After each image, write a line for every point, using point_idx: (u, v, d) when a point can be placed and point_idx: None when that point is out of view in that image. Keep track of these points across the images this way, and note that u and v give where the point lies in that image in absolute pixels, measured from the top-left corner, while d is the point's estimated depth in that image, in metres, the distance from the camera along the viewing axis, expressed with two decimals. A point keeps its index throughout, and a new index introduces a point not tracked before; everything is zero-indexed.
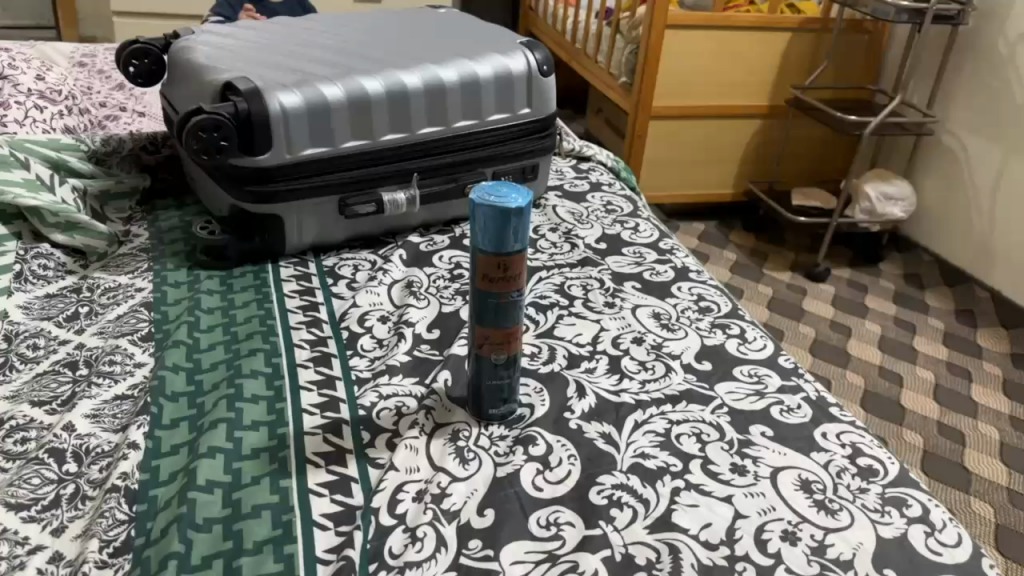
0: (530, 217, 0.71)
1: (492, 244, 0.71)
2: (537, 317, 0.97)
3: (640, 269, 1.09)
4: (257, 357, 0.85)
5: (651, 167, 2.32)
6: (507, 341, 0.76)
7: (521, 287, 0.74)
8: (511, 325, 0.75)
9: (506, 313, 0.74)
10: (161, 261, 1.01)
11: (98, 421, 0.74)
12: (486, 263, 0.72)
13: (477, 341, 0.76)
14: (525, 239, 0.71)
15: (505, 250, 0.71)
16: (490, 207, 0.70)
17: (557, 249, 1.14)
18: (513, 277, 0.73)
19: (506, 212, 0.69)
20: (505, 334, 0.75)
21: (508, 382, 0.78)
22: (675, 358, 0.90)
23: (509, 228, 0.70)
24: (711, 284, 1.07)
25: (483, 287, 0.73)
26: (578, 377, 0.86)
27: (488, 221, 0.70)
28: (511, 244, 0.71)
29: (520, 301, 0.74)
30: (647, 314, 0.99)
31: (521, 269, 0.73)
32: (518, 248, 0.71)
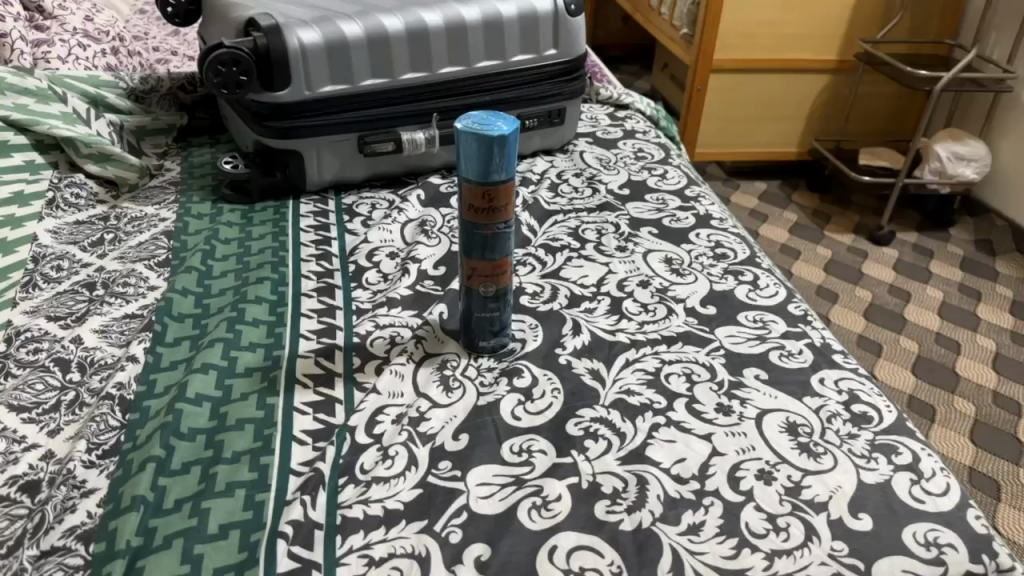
0: (515, 145, 0.71)
1: (477, 174, 0.71)
2: (545, 258, 0.97)
3: (660, 215, 1.07)
4: (264, 285, 0.87)
5: (708, 123, 2.26)
6: (497, 274, 0.76)
7: (508, 218, 0.74)
8: (501, 257, 0.75)
9: (493, 244, 0.74)
10: (188, 194, 1.05)
11: (106, 335, 0.78)
12: (474, 194, 0.72)
13: (466, 273, 0.76)
14: (511, 168, 0.72)
15: (490, 180, 0.71)
16: (474, 136, 0.69)
17: (578, 194, 1.12)
18: (500, 208, 0.73)
19: (491, 140, 0.69)
20: (495, 267, 0.76)
21: (497, 314, 0.78)
22: (678, 302, 0.89)
23: (492, 158, 0.70)
24: (732, 231, 1.04)
25: (470, 217, 0.73)
26: (575, 316, 0.86)
27: (472, 151, 0.70)
28: (496, 173, 0.71)
29: (509, 232, 0.75)
30: (659, 259, 0.97)
31: (508, 198, 0.73)
32: (504, 177, 0.72)
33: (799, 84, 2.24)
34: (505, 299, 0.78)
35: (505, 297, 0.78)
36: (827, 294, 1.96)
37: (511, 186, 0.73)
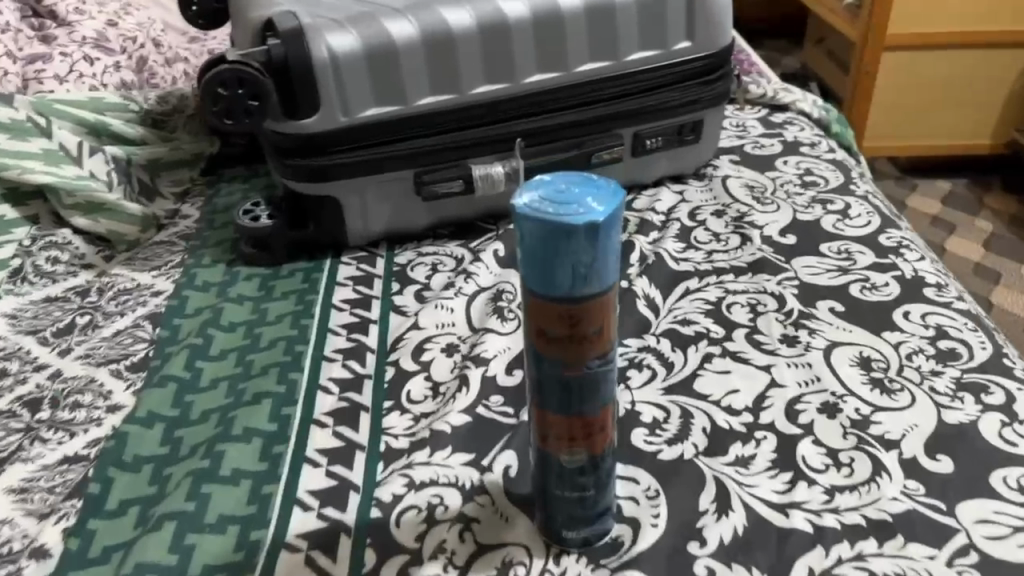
0: (614, 235, 0.41)
1: (550, 285, 0.42)
2: (671, 356, 0.66)
3: (846, 279, 0.74)
4: (262, 406, 0.60)
5: (881, 111, 1.83)
6: (588, 435, 0.46)
7: (607, 349, 0.44)
8: (597, 408, 0.45)
9: (580, 393, 0.44)
10: (198, 253, 0.80)
11: (24, 500, 0.55)
12: (548, 316, 0.42)
13: (538, 429, 0.47)
14: (608, 273, 0.42)
15: (573, 295, 0.42)
16: (545, 227, 0.40)
17: (720, 244, 0.79)
18: (593, 336, 0.43)
19: (574, 232, 0.40)
20: (586, 424, 0.46)
21: (592, 492, 0.48)
22: (889, 449, 0.56)
23: (577, 260, 0.40)
24: (961, 308, 0.70)
25: (541, 347, 0.44)
26: (719, 474, 0.55)
27: (542, 249, 0.41)
28: (583, 284, 0.41)
29: (608, 371, 0.45)
30: (849, 362, 0.64)
31: (607, 318, 0.43)
32: (598, 290, 0.42)
33: (1001, 62, 1.77)
34: (606, 468, 0.48)
35: (608, 463, 0.48)
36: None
37: (611, 299, 0.43)
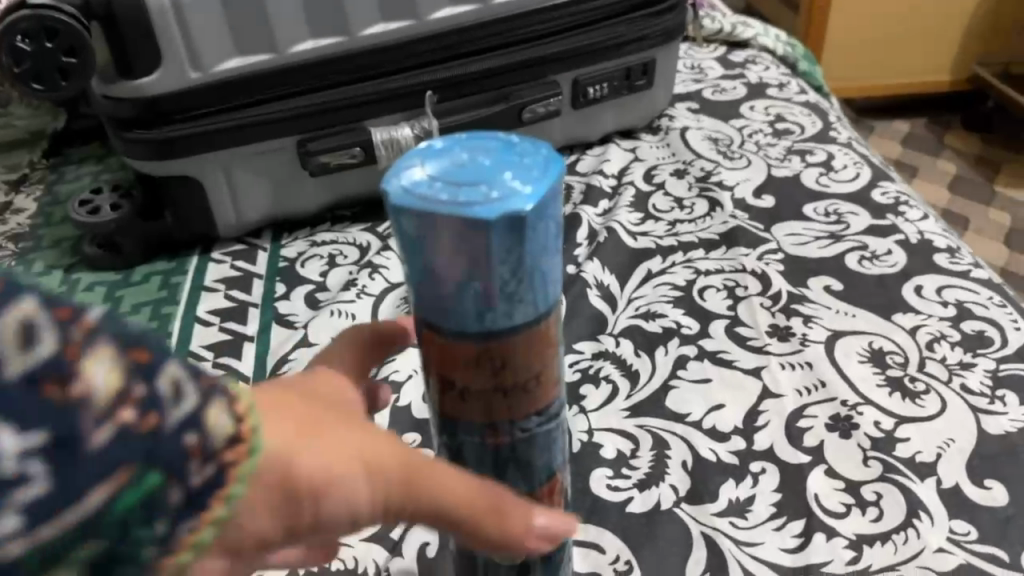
0: (547, 226, 0.26)
1: (454, 315, 0.26)
2: (634, 362, 0.51)
3: (840, 248, 0.60)
4: None
5: (836, 49, 1.68)
6: None
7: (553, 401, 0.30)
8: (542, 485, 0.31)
9: (516, 465, 0.30)
10: (29, 261, 0.63)
11: None
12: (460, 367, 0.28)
13: None
14: (543, 288, 0.27)
15: (490, 329, 0.26)
16: (436, 225, 0.24)
17: (684, 211, 0.65)
18: (530, 386, 0.28)
19: (490, 230, 0.24)
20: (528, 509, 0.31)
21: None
22: (925, 478, 0.43)
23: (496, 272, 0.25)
24: (982, 277, 0.57)
25: (452, 405, 0.29)
26: (710, 529, 0.41)
27: (433, 264, 0.25)
28: (505, 310, 0.26)
29: (554, 428, 0.31)
30: (858, 357, 0.51)
31: (551, 353, 0.29)
32: (527, 318, 0.27)
33: None
34: (559, 556, 0.34)
35: (558, 552, 0.34)
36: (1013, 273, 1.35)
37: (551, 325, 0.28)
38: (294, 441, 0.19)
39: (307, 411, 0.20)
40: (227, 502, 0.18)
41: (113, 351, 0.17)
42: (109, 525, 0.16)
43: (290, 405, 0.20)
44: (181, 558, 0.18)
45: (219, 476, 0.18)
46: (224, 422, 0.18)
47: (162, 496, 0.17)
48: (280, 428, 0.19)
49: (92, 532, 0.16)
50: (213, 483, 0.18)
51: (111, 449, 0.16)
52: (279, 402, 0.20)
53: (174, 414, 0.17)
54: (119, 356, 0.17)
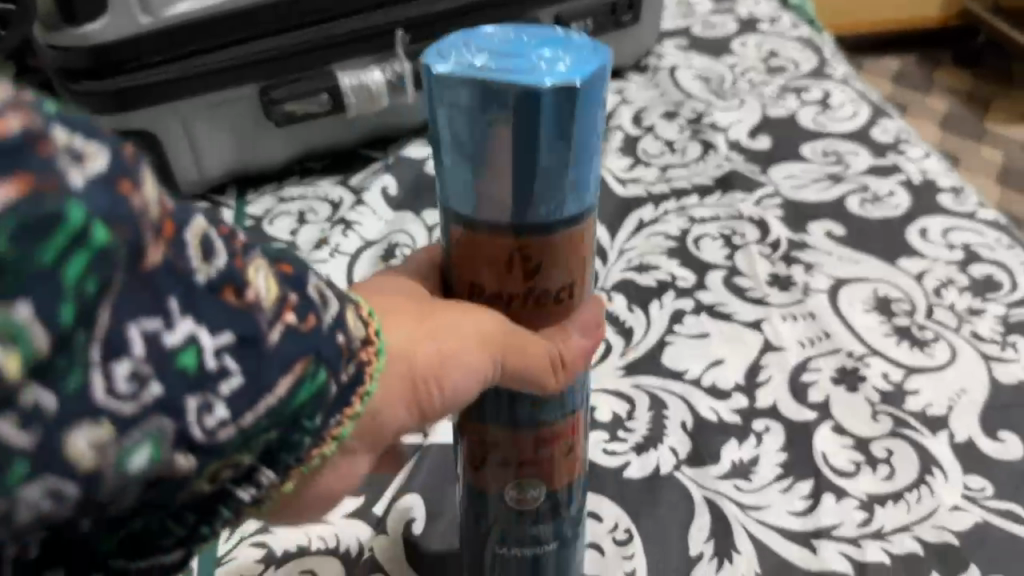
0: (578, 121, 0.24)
1: (483, 203, 0.25)
2: (627, 317, 0.49)
3: (841, 190, 0.57)
4: None
5: None
6: (550, 454, 0.30)
7: (592, 327, 0.29)
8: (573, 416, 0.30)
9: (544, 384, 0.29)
10: None
11: None
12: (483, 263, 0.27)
13: (470, 449, 0.30)
14: (570, 191, 0.25)
15: (520, 219, 0.25)
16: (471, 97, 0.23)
17: (676, 155, 0.62)
18: (562, 298, 0.28)
19: (492, 110, 0.23)
20: (555, 441, 0.30)
21: (551, 543, 0.32)
22: (938, 432, 0.41)
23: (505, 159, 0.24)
24: (989, 218, 0.54)
25: None
26: (714, 493, 0.39)
27: (463, 143, 0.24)
28: (536, 201, 0.25)
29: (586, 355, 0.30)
30: (864, 305, 0.48)
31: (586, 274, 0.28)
32: (560, 214, 0.25)
33: None
34: (579, 510, 0.33)
35: (578, 503, 0.32)
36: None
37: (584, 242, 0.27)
38: (409, 339, 0.24)
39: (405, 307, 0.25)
40: (366, 398, 0.22)
41: (266, 265, 0.20)
42: (286, 413, 0.20)
43: (403, 313, 0.25)
44: (326, 448, 0.22)
45: (362, 363, 0.22)
46: (352, 324, 0.22)
47: (323, 389, 0.21)
48: (399, 334, 0.24)
49: (271, 421, 0.20)
50: (357, 376, 0.22)
51: (283, 346, 0.20)
52: (389, 305, 0.25)
53: (320, 316, 0.21)
54: (271, 269, 0.20)
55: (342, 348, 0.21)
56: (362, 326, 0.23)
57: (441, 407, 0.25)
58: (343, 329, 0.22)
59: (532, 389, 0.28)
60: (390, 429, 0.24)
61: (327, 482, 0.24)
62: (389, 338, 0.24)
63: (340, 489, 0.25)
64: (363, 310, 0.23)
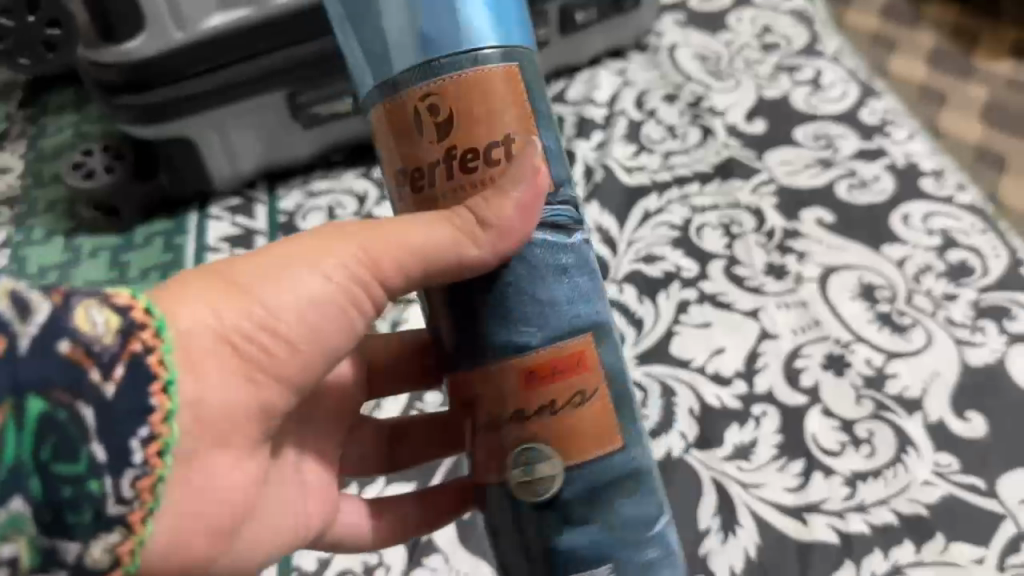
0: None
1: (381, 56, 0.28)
2: (638, 308, 0.54)
3: (830, 175, 0.62)
4: None
5: None
6: (549, 380, 0.30)
7: (530, 174, 0.29)
8: (571, 333, 0.30)
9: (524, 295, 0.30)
10: (29, 226, 0.64)
11: None
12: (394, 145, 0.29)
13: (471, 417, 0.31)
14: (396, 43, 0.28)
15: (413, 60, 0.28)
16: None
17: (677, 141, 0.66)
18: (498, 155, 0.28)
19: None
20: (553, 372, 0.30)
21: (591, 532, 0.31)
22: (913, 414, 0.47)
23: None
24: (966, 202, 0.59)
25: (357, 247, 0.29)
26: (719, 475, 0.45)
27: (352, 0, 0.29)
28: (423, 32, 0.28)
29: (564, 254, 0.30)
30: (851, 292, 0.53)
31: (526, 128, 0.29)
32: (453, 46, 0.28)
33: None
34: (622, 477, 0.32)
35: (618, 470, 0.32)
36: (1014, 124, 0.70)
37: (476, 85, 0.28)
38: (190, 325, 0.26)
39: (195, 287, 0.27)
40: (169, 387, 0.26)
41: None
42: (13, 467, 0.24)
43: (187, 290, 0.27)
44: (156, 469, 0.26)
45: (120, 349, 0.25)
46: (89, 321, 0.24)
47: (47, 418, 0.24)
48: (184, 311, 0.26)
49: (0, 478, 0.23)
50: (132, 368, 0.25)
51: None
52: (178, 289, 0.27)
53: (26, 326, 0.24)
54: None
55: (73, 353, 0.24)
56: (110, 315, 0.25)
57: (270, 353, 0.28)
58: (70, 333, 0.24)
59: (431, 279, 0.30)
60: (223, 398, 0.27)
61: (190, 498, 0.27)
62: (174, 316, 0.26)
63: (210, 492, 0.28)
64: (115, 300, 0.25)
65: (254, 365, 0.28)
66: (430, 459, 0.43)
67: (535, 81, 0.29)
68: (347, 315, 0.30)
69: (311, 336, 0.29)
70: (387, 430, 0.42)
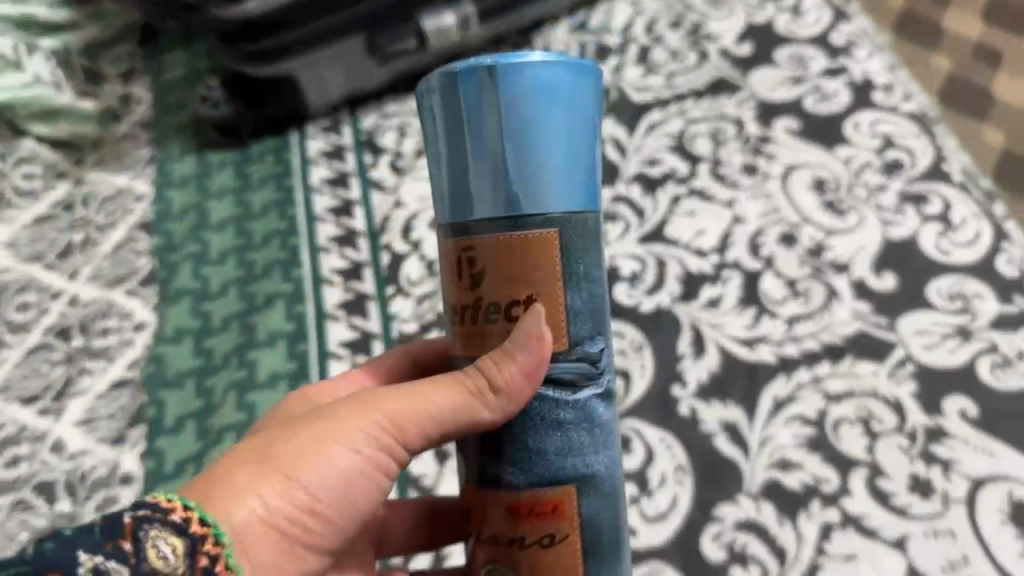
0: (478, 132, 0.37)
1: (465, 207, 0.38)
2: (643, 202, 0.71)
3: (800, 90, 0.76)
4: (277, 307, 0.69)
5: None
6: (535, 512, 0.38)
7: (535, 344, 0.37)
8: (554, 485, 0.38)
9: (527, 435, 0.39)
10: (166, 145, 0.82)
11: (92, 429, 0.64)
12: (452, 287, 0.40)
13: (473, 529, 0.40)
14: (477, 200, 0.37)
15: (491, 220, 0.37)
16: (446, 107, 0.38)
17: (678, 63, 0.81)
18: (519, 313, 0.38)
19: (440, 112, 0.38)
20: (533, 514, 0.38)
21: None
22: (841, 274, 0.64)
23: (441, 140, 0.39)
24: (907, 111, 0.74)
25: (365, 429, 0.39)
26: (695, 318, 0.63)
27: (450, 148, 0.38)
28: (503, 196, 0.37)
29: (566, 412, 0.39)
30: (807, 184, 0.69)
31: (554, 297, 0.38)
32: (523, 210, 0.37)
33: None
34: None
35: None
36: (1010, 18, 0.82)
37: (521, 244, 0.37)
38: (239, 521, 0.35)
39: (243, 477, 0.36)
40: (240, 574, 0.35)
41: None
42: None
43: (229, 487, 0.36)
44: None
45: (192, 567, 0.34)
46: (160, 556, 0.33)
47: None
48: (235, 512, 0.35)
49: None
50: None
51: None
52: (226, 480, 0.36)
53: None
54: None
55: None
56: (175, 541, 0.34)
57: (308, 526, 0.38)
58: (151, 572, 0.33)
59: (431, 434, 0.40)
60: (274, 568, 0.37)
61: None
62: (228, 518, 0.35)
63: None
64: (173, 519, 0.34)
65: (297, 534, 0.38)
66: (456, 537, 0.54)
67: (579, 248, 0.38)
68: (365, 477, 0.39)
69: (341, 503, 0.39)
70: (423, 510, 0.53)
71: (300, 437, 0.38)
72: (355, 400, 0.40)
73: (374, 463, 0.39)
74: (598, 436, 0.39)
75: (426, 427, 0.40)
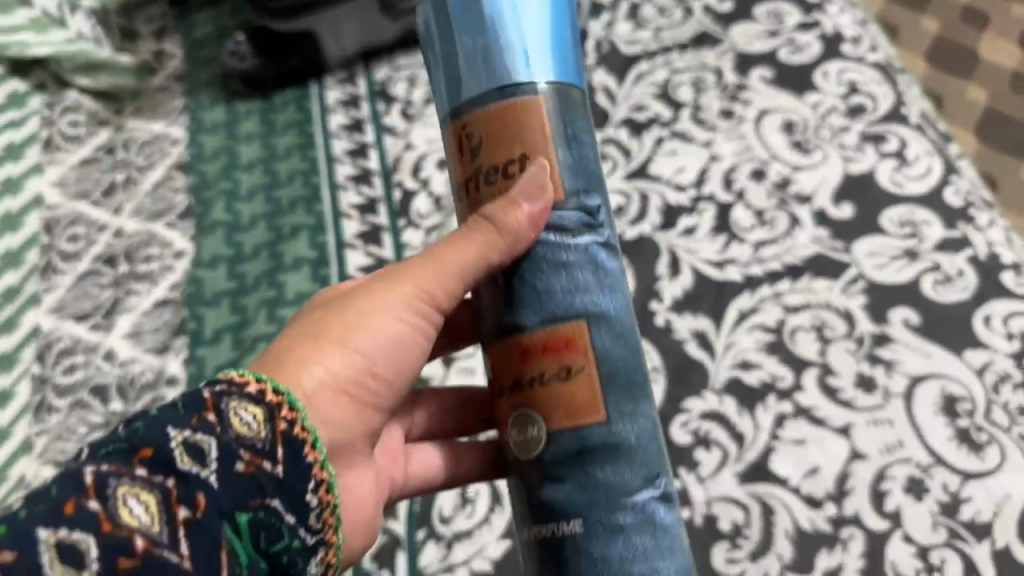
0: (465, 20, 0.40)
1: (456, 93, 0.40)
2: (629, 143, 0.78)
3: (775, 43, 0.83)
4: (301, 237, 0.77)
5: None
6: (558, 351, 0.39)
7: (539, 192, 0.39)
8: (566, 319, 0.39)
9: (538, 284, 0.39)
10: (197, 96, 0.90)
11: (139, 341, 0.73)
12: (455, 164, 0.41)
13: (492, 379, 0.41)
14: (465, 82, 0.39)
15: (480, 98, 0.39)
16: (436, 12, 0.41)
17: (665, 19, 0.87)
18: (514, 169, 0.39)
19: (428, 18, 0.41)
20: (546, 349, 0.39)
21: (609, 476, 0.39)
22: (804, 204, 0.71)
23: (433, 39, 0.41)
24: (873, 61, 0.81)
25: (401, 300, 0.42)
26: (673, 244, 0.71)
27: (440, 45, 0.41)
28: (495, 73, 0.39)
29: (568, 253, 0.40)
30: (777, 127, 0.77)
31: (545, 148, 0.39)
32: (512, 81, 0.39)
33: None
34: (614, 444, 0.39)
35: (604, 436, 0.39)
36: None
37: (511, 115, 0.39)
38: (308, 387, 0.39)
39: (295, 351, 0.40)
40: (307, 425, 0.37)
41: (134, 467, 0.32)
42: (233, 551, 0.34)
43: (284, 359, 0.39)
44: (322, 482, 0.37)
45: (273, 435, 0.36)
46: (243, 423, 0.35)
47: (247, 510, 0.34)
48: (302, 377, 0.39)
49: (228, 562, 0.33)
50: (287, 443, 0.36)
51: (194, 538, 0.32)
52: (283, 356, 0.39)
53: (206, 466, 0.34)
54: (139, 465, 0.33)
55: (247, 460, 0.34)
56: (254, 410, 0.36)
57: (367, 387, 0.41)
58: (237, 438, 0.35)
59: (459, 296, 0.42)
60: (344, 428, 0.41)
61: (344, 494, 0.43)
62: (297, 383, 0.38)
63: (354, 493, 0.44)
64: (250, 391, 0.36)
65: (360, 396, 0.41)
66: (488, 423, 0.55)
67: (567, 107, 0.40)
68: (410, 343, 0.42)
69: (394, 366, 0.42)
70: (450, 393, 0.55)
71: (345, 315, 0.41)
72: (384, 275, 0.43)
73: (416, 328, 0.43)
74: (604, 275, 0.40)
75: (451, 286, 0.42)
